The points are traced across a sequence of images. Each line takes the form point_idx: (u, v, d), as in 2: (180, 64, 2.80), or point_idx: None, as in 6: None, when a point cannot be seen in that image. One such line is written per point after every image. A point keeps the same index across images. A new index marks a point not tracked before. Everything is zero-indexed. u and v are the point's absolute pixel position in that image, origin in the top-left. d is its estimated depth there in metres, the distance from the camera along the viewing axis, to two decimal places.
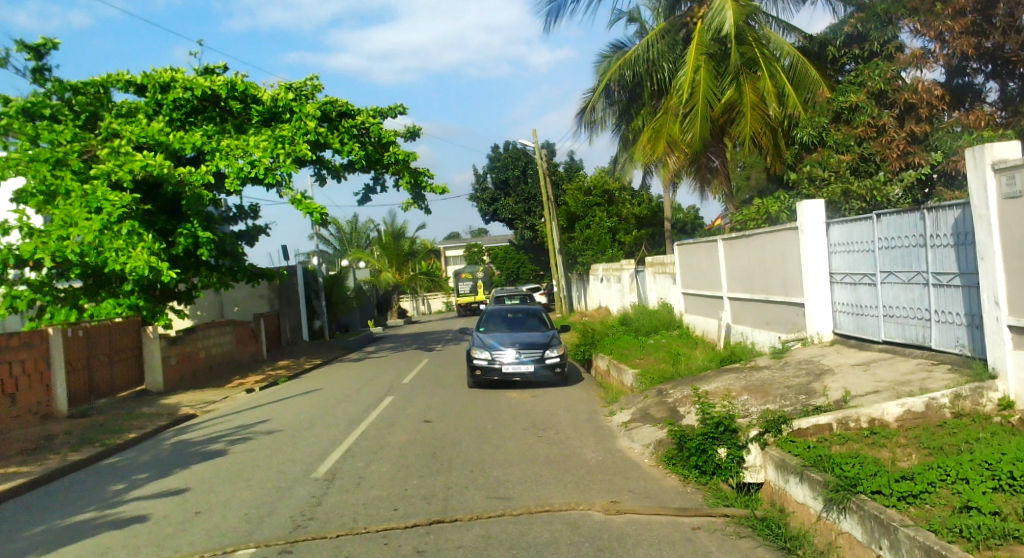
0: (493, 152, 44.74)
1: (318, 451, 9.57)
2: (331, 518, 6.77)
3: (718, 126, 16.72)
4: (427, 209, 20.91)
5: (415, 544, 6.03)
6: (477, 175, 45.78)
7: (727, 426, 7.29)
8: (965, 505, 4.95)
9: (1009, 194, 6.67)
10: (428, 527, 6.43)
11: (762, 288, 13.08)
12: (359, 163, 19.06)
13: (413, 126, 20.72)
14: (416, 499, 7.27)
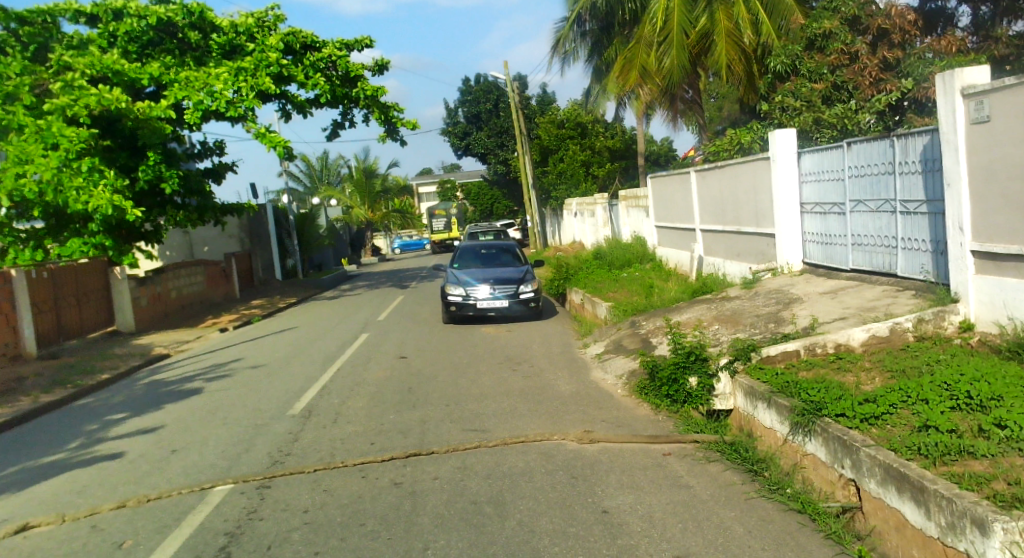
0: (465, 84, 43.98)
1: (293, 388, 9.62)
2: (307, 453, 6.84)
3: (695, 56, 16.33)
4: (401, 143, 20.60)
5: (392, 477, 6.11)
6: (448, 109, 45.13)
7: (698, 355, 7.41)
8: (924, 424, 5.08)
9: (978, 120, 6.68)
10: (404, 460, 6.52)
11: (734, 219, 13.14)
12: (326, 97, 18.66)
13: (380, 58, 20.31)
14: (391, 433, 7.36)
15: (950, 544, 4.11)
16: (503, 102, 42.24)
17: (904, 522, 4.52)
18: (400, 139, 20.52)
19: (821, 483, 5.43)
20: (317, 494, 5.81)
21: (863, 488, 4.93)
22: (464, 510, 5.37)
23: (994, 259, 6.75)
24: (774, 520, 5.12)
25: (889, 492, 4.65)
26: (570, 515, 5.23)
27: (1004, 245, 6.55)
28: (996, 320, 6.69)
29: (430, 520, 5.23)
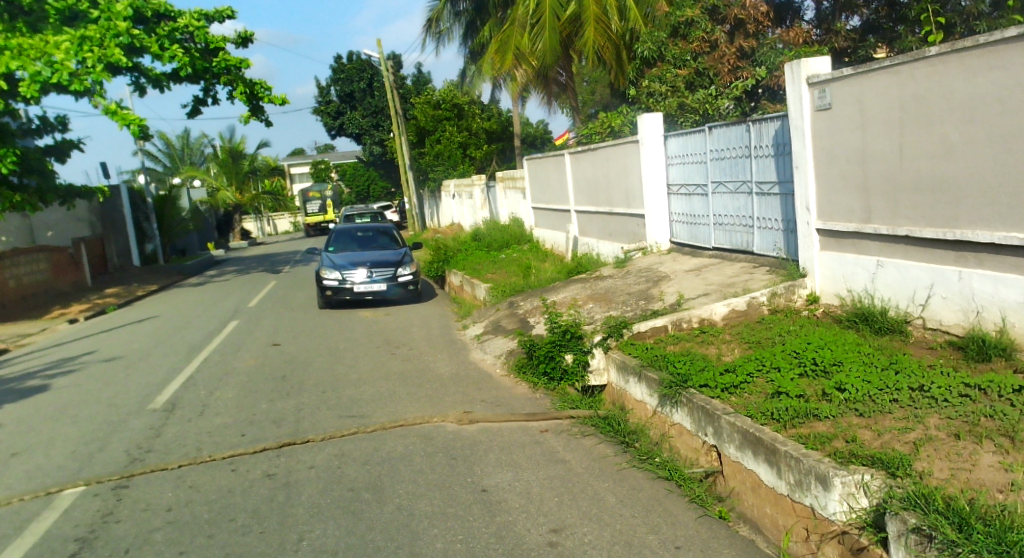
0: (336, 62, 43.06)
1: (154, 381, 9.26)
2: (171, 449, 6.64)
3: (566, 39, 16.60)
4: (268, 122, 20.03)
5: (264, 469, 6.04)
6: (320, 87, 44.04)
7: (573, 333, 7.62)
8: (777, 390, 5.48)
9: (821, 106, 7.19)
10: (278, 451, 6.45)
11: (606, 200, 13.53)
12: (184, 70, 17.93)
13: (244, 31, 19.66)
14: (263, 423, 7.24)
15: (798, 500, 4.43)
16: (377, 82, 41.69)
17: (758, 482, 4.84)
18: (265, 119, 19.94)
19: (687, 451, 5.76)
20: (182, 492, 5.67)
21: (724, 454, 5.26)
22: (341, 498, 5.39)
23: (835, 237, 7.29)
24: (643, 488, 5.41)
25: (746, 455, 4.98)
26: (449, 496, 5.34)
27: (843, 223, 7.09)
28: (837, 293, 7.25)
29: (305, 510, 5.22)
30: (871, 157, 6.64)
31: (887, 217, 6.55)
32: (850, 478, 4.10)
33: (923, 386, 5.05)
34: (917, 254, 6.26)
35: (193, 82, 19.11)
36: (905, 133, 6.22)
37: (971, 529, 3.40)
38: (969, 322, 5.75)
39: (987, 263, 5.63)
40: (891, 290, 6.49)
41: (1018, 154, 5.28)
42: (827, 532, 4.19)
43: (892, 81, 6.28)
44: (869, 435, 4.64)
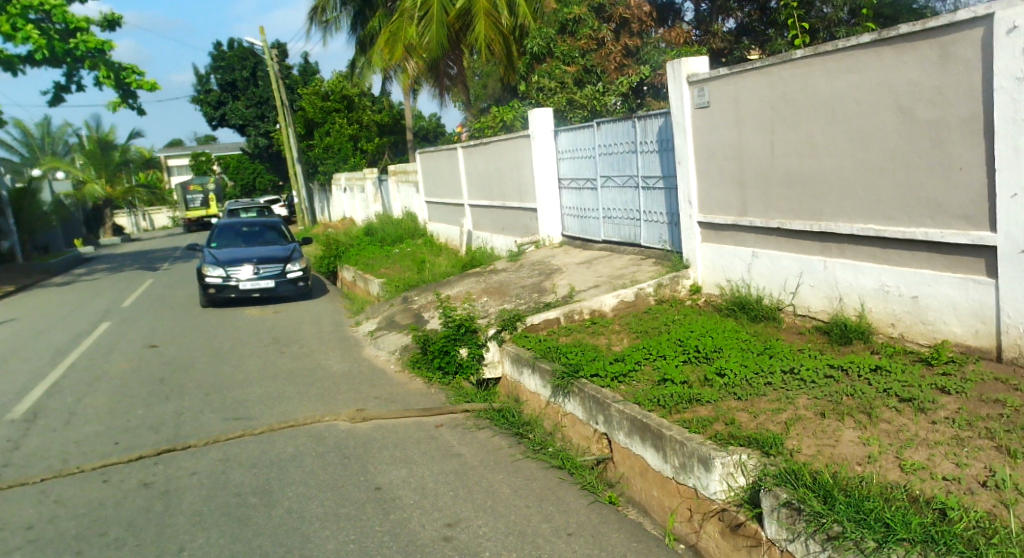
0: (215, 50, 41.51)
1: (13, 389, 8.75)
2: (34, 462, 6.32)
3: (455, 34, 16.51)
4: (139, 108, 19.07)
5: (140, 478, 5.84)
6: (198, 75, 42.44)
7: (468, 327, 7.74)
8: (663, 377, 5.68)
9: (700, 105, 7.49)
10: (155, 458, 6.23)
11: (499, 194, 13.66)
12: (40, 52, 16.99)
13: (109, 13, 18.74)
14: (140, 430, 6.98)
15: (683, 482, 4.62)
16: (261, 71, 40.72)
17: (645, 466, 5.01)
18: (136, 105, 18.98)
19: (578, 440, 5.89)
20: (47, 507, 5.41)
21: (614, 441, 5.40)
22: (226, 504, 5.27)
23: (715, 229, 7.62)
24: (536, 478, 5.54)
25: (634, 441, 5.13)
26: (341, 497, 5.31)
27: (722, 216, 7.42)
28: (717, 283, 7.59)
29: (185, 519, 5.08)
30: (747, 153, 6.97)
31: (760, 210, 6.90)
32: (730, 458, 4.30)
33: (794, 368, 5.38)
34: (788, 245, 6.63)
35: (52, 66, 18.09)
36: (776, 132, 6.57)
37: (834, 501, 3.66)
38: (833, 307, 6.13)
39: (848, 252, 6.02)
40: (765, 279, 6.85)
41: (875, 152, 5.66)
42: (709, 511, 4.39)
43: (764, 82, 6.61)
44: (745, 417, 4.89)
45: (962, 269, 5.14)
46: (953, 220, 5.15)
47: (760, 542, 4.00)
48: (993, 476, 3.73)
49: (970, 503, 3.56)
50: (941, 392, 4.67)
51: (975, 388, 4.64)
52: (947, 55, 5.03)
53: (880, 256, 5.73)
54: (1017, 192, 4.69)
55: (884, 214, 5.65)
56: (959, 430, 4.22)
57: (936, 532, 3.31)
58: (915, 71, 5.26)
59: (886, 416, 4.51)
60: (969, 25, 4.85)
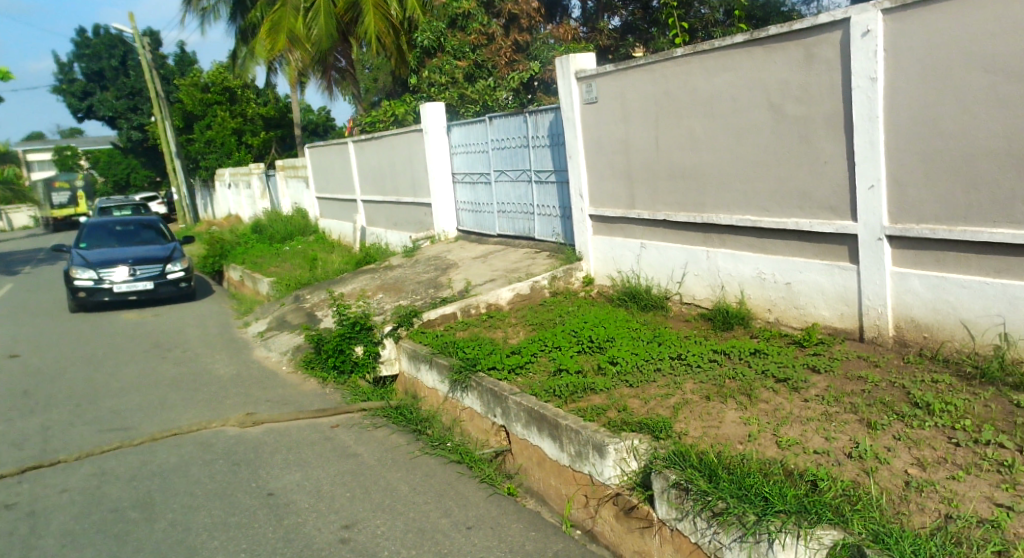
0: (79, 37, 39.61)
1: None
2: None
3: (343, 26, 16.27)
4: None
5: (5, 499, 5.52)
6: (61, 64, 40.41)
7: (363, 324, 7.53)
8: (559, 367, 5.79)
9: (588, 100, 7.64)
10: (22, 476, 5.90)
11: (392, 189, 13.54)
12: None
13: None
14: (3, 447, 6.58)
15: (578, 469, 4.74)
16: (129, 59, 39.84)
17: (543, 456, 5.10)
18: None
19: (476, 433, 5.93)
20: None
21: (512, 433, 5.46)
22: (103, 521, 5.06)
23: (605, 222, 7.80)
24: (435, 474, 5.56)
25: (532, 432, 5.21)
26: (231, 505, 5.19)
27: (611, 209, 7.61)
28: (609, 274, 7.79)
29: (58, 539, 4.85)
30: (633, 148, 7.17)
31: (647, 203, 7.12)
32: (622, 444, 4.44)
33: (681, 354, 5.61)
34: (673, 236, 6.88)
35: None
36: (660, 127, 6.79)
37: (719, 479, 3.84)
38: (716, 295, 6.41)
39: (728, 242, 6.30)
40: (653, 269, 7.08)
41: (749, 146, 5.95)
42: (604, 496, 4.52)
43: (647, 78, 6.83)
44: (637, 403, 5.05)
45: (828, 256, 5.48)
46: (820, 211, 5.48)
47: (651, 523, 4.16)
48: (858, 447, 4.01)
49: (838, 473, 3.83)
50: (812, 371, 4.98)
51: (842, 366, 4.98)
52: (811, 56, 5.35)
53: (757, 246, 6.03)
54: (875, 183, 5.05)
55: (760, 206, 5.94)
56: (828, 406, 4.51)
57: (809, 503, 3.54)
58: (783, 71, 5.57)
59: (764, 396, 4.77)
60: (829, 28, 5.18)
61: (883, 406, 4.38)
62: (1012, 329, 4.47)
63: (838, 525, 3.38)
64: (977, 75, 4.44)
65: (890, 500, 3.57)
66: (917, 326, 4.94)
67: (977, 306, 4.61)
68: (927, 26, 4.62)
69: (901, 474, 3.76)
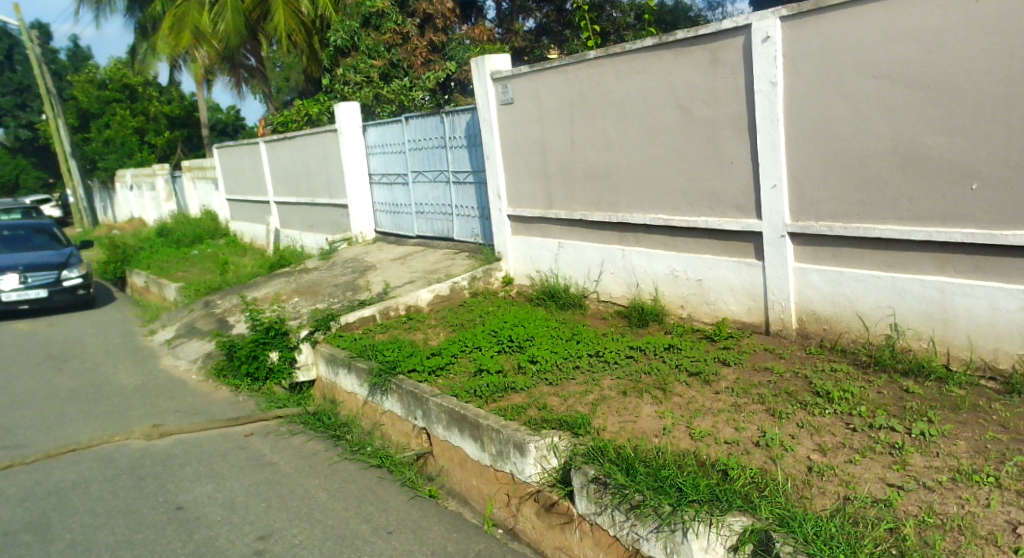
0: None
1: None
2: None
3: (252, 23, 15.88)
4: None
5: None
6: None
7: (277, 329, 7.36)
8: (479, 368, 5.80)
9: (504, 101, 7.68)
10: None
11: (307, 190, 13.31)
12: None
13: None
14: None
15: (499, 469, 4.76)
16: (17, 52, 38.54)
17: (465, 457, 5.11)
18: None
19: (398, 436, 5.89)
20: None
21: (433, 435, 5.45)
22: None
23: (523, 222, 7.86)
24: (355, 480, 5.51)
25: (453, 433, 5.21)
26: (137, 521, 5.02)
27: (529, 209, 7.67)
28: (528, 274, 7.85)
29: None
30: (549, 148, 7.25)
31: (565, 202, 7.21)
32: (543, 442, 4.48)
33: (599, 351, 5.70)
34: (589, 235, 6.99)
35: None
36: (574, 127, 6.89)
37: (636, 472, 3.93)
38: (632, 293, 6.54)
39: (642, 241, 6.43)
40: (571, 268, 7.18)
41: (660, 147, 6.10)
42: (525, 494, 4.56)
43: (561, 80, 6.92)
44: (557, 401, 5.11)
45: (736, 253, 5.67)
46: (728, 210, 5.66)
47: (572, 519, 4.22)
48: (765, 436, 4.16)
49: (746, 461, 3.97)
50: (723, 364, 5.15)
51: (750, 358, 5.16)
52: (716, 61, 5.51)
53: (670, 244, 6.19)
54: (777, 183, 5.25)
55: (671, 205, 6.09)
56: (737, 397, 4.67)
57: (720, 491, 3.65)
58: (690, 74, 5.72)
59: (678, 390, 4.90)
60: (733, 33, 5.36)
61: (788, 395, 4.57)
62: (901, 320, 4.72)
63: (747, 512, 3.51)
64: (868, 80, 4.67)
65: (794, 485, 3.72)
66: (818, 319, 5.16)
67: (871, 298, 4.86)
68: (822, 34, 4.84)
69: (804, 459, 3.93)
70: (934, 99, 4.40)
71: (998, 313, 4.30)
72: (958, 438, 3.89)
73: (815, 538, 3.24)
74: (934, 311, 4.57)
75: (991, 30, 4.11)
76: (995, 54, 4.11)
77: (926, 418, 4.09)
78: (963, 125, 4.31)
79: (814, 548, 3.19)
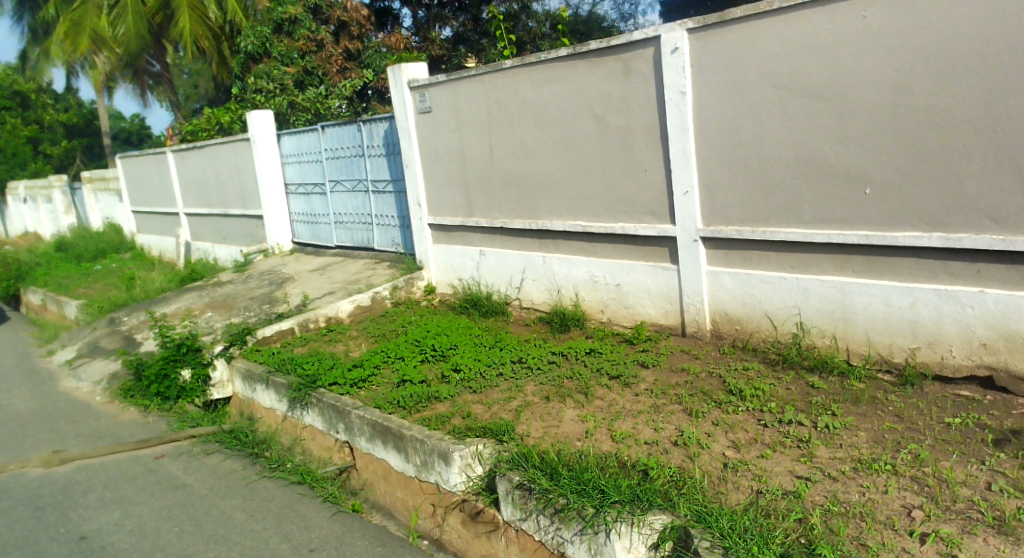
0: None
1: None
2: None
3: (156, 27, 15.37)
4: None
5: None
6: None
7: (189, 346, 7.14)
8: (401, 379, 5.74)
9: (422, 110, 7.66)
10: None
11: (219, 201, 12.98)
12: None
13: None
14: None
15: (424, 479, 4.73)
16: None
17: (389, 469, 5.06)
18: None
19: (319, 451, 5.79)
20: None
21: (356, 447, 5.38)
22: None
23: (445, 230, 7.84)
24: (274, 498, 5.38)
25: (377, 446, 5.15)
26: (37, 553, 4.79)
27: (449, 217, 7.66)
28: (450, 282, 7.83)
29: None
30: (468, 156, 7.26)
31: (485, 210, 7.22)
32: (467, 450, 4.47)
33: (521, 358, 5.73)
34: (509, 243, 7.03)
35: None
36: (493, 136, 6.92)
37: (559, 477, 3.96)
38: (553, 298, 6.60)
39: (562, 247, 6.50)
40: (492, 275, 7.20)
41: (576, 155, 6.19)
42: (451, 503, 4.55)
43: (478, 89, 6.95)
44: (481, 408, 5.11)
45: (651, 258, 5.79)
46: (643, 215, 5.77)
47: (497, 526, 4.23)
48: (682, 435, 4.26)
49: (665, 461, 4.05)
50: (642, 366, 5.24)
51: (667, 360, 5.27)
52: (628, 70, 5.63)
53: (588, 250, 6.27)
54: (689, 189, 5.38)
55: (589, 211, 6.17)
56: (656, 398, 4.76)
57: (640, 491, 3.72)
58: (603, 84, 5.83)
59: (599, 394, 4.97)
60: (643, 44, 5.49)
61: (703, 394, 4.69)
62: (806, 319, 4.90)
63: (667, 511, 3.59)
64: (770, 90, 4.85)
65: (710, 482, 3.82)
66: (730, 320, 5.31)
67: (777, 299, 5.02)
68: (727, 46, 5.00)
69: (719, 456, 4.04)
70: (830, 109, 4.60)
71: (895, 310, 4.52)
72: (859, 430, 4.08)
73: (731, 532, 3.34)
74: (835, 309, 4.76)
75: (882, 43, 4.32)
76: (886, 65, 4.33)
77: (830, 411, 4.27)
78: (857, 132, 4.51)
79: (729, 542, 3.28)
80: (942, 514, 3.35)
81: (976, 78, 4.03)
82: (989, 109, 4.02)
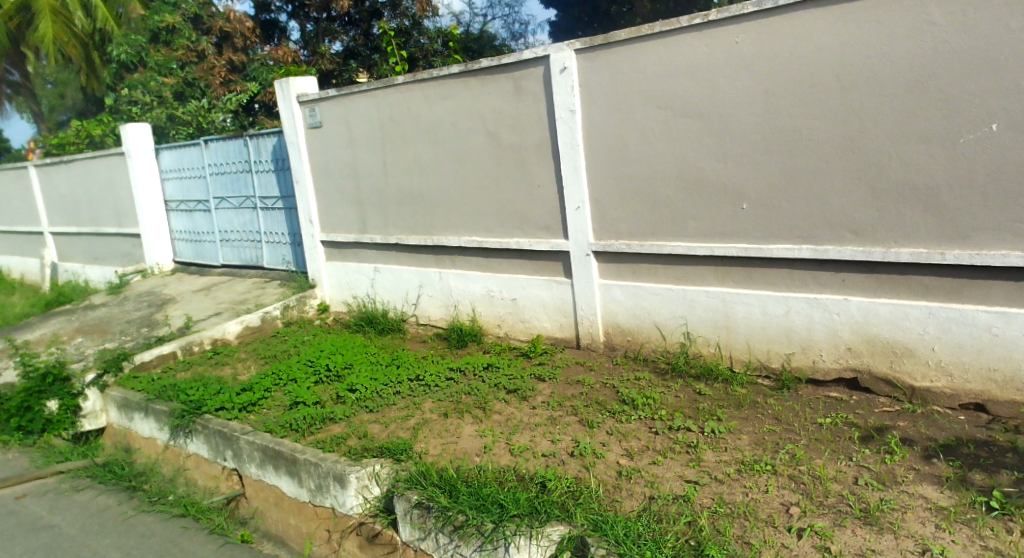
0: None
1: None
2: None
3: (14, 32, 14.34)
4: None
5: None
6: None
7: (55, 376, 6.55)
8: (294, 402, 5.55)
9: (312, 125, 7.50)
10: None
11: (89, 219, 12.20)
12: None
13: None
14: None
15: (318, 504, 4.60)
16: None
17: (280, 495, 4.89)
18: None
19: (205, 480, 5.53)
20: None
21: (244, 474, 5.17)
22: None
23: (337, 247, 7.68)
24: (156, 533, 5.07)
25: (266, 472, 4.97)
26: None
27: (342, 234, 7.52)
28: (344, 300, 7.67)
29: None
30: (360, 172, 7.16)
31: (379, 226, 7.13)
32: (364, 471, 4.38)
33: (419, 376, 5.66)
34: (405, 259, 6.96)
35: None
36: (385, 152, 6.86)
37: (458, 493, 3.94)
38: (449, 314, 6.59)
39: (459, 263, 6.50)
40: (387, 292, 7.12)
41: (469, 171, 6.23)
42: (347, 527, 4.45)
43: (369, 105, 6.88)
44: (377, 428, 5.02)
45: (546, 272, 5.89)
46: (537, 230, 5.88)
47: (396, 547, 4.18)
48: (578, 446, 4.35)
49: (562, 472, 4.12)
50: (538, 380, 5.31)
51: (563, 372, 5.37)
52: (520, 89, 5.73)
53: (484, 265, 6.31)
54: (580, 205, 5.52)
55: (484, 227, 6.22)
56: (553, 411, 4.84)
57: (539, 503, 3.75)
58: (496, 101, 5.90)
59: (497, 407, 5.00)
60: (533, 63, 5.61)
61: (598, 405, 4.80)
62: (692, 328, 5.12)
63: (564, 521, 3.65)
64: (653, 110, 5.07)
65: (606, 490, 3.91)
66: (621, 331, 5.47)
67: (666, 310, 5.22)
68: (611, 67, 5.20)
69: (614, 465, 4.14)
70: (708, 129, 4.86)
71: (770, 318, 4.79)
72: (742, 433, 4.29)
73: (625, 539, 3.43)
74: (718, 319, 5.00)
75: (754, 68, 4.61)
76: (758, 88, 4.62)
77: (715, 416, 4.47)
78: (733, 151, 4.78)
79: (624, 548, 3.37)
80: (816, 509, 3.57)
81: (836, 102, 4.36)
82: (848, 130, 4.35)
